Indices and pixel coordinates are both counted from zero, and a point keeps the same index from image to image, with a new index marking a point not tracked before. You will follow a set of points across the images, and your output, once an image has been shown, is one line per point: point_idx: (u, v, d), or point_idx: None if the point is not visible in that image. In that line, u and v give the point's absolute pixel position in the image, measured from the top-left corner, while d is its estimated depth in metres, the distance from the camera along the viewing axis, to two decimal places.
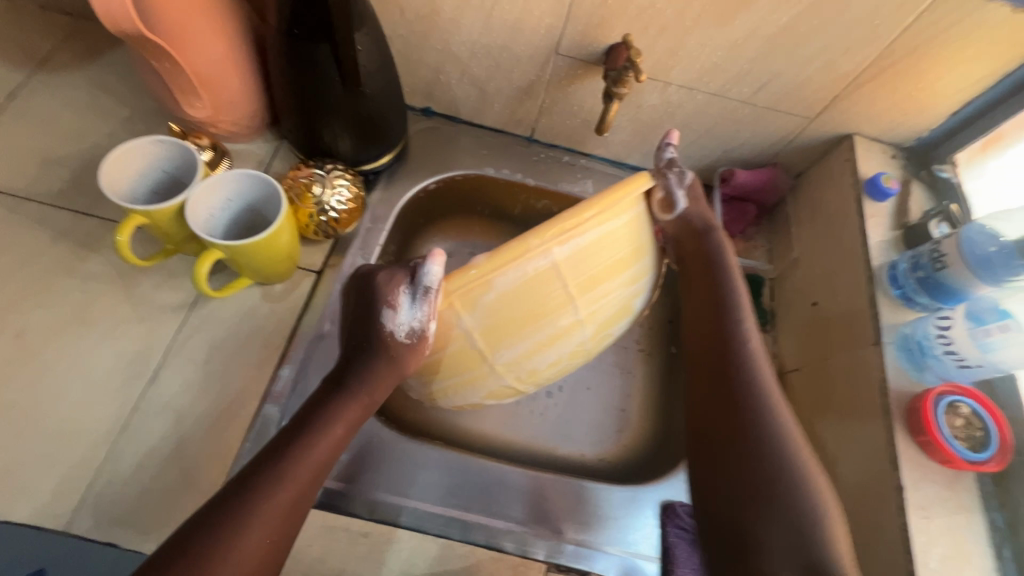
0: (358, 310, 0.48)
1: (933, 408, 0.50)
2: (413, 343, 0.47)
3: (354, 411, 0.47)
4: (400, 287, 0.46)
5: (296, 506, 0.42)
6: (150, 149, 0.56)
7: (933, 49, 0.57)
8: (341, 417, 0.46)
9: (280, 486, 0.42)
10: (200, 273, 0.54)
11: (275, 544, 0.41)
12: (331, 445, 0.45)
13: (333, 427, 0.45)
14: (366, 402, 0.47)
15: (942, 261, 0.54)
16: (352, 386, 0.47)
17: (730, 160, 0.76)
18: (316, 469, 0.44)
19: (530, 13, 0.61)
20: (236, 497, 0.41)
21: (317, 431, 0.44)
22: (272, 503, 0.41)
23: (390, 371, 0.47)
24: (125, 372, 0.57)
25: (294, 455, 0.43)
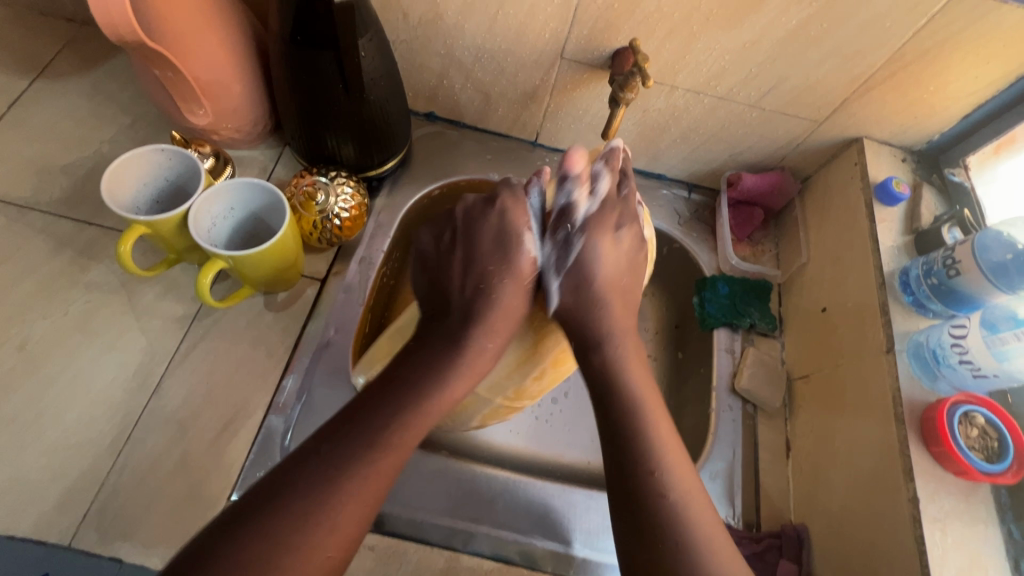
0: (464, 256, 0.51)
1: (947, 418, 0.49)
2: (545, 265, 0.51)
3: (464, 367, 0.47)
4: (527, 209, 0.51)
5: (397, 462, 0.44)
6: (152, 158, 0.55)
7: (946, 52, 0.56)
8: (452, 379, 0.47)
9: (385, 445, 0.43)
10: (203, 283, 0.53)
11: (382, 488, 0.42)
12: (439, 399, 0.46)
13: (445, 388, 0.46)
14: (476, 366, 0.48)
15: (956, 268, 0.53)
16: (463, 343, 0.48)
17: (737, 164, 0.75)
18: (426, 429, 0.46)
19: (536, 17, 0.61)
20: (344, 444, 0.42)
21: (421, 396, 0.46)
22: (376, 464, 0.42)
23: (503, 321, 0.49)
24: (128, 382, 0.56)
25: (406, 416, 0.45)
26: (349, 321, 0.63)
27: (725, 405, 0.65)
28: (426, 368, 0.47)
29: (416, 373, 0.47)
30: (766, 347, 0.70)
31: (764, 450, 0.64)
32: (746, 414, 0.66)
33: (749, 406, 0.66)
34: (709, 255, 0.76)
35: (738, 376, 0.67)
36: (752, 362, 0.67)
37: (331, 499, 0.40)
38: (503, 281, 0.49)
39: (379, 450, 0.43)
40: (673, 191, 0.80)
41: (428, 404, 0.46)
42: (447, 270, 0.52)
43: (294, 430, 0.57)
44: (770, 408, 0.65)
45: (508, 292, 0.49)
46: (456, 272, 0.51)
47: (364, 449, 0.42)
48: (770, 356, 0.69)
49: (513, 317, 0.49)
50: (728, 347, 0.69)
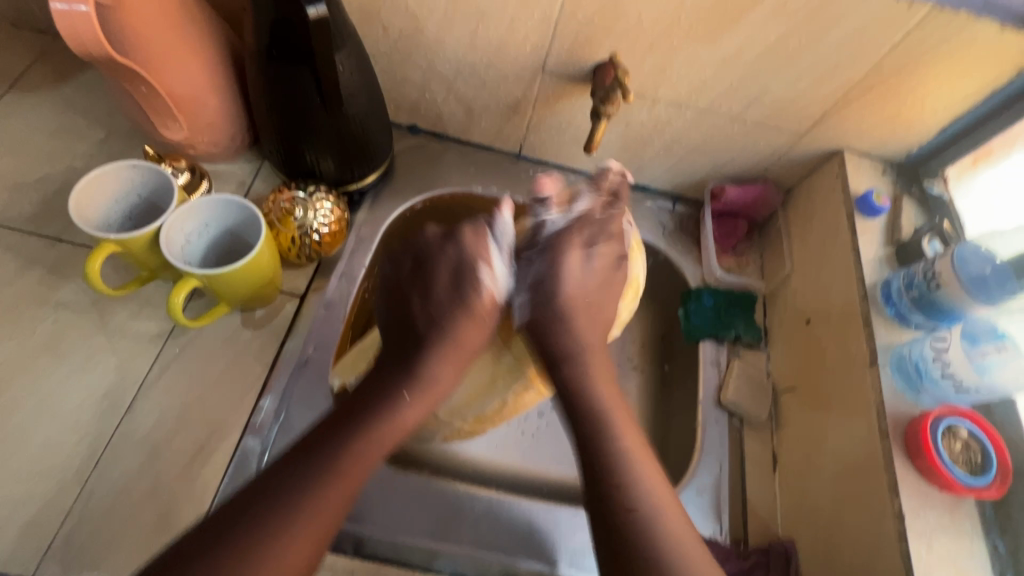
0: (422, 288, 0.49)
1: (931, 432, 0.49)
2: (503, 301, 0.50)
3: (417, 401, 0.46)
4: (486, 241, 0.50)
5: (347, 500, 0.42)
6: (125, 174, 0.54)
7: (922, 66, 0.56)
8: (405, 405, 0.46)
9: (338, 473, 0.42)
10: (175, 304, 0.52)
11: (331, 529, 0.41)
12: (387, 437, 0.45)
13: (396, 414, 0.45)
14: (430, 392, 0.47)
15: (937, 281, 0.53)
16: (415, 371, 0.47)
17: (721, 176, 0.75)
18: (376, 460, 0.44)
19: (516, 31, 0.60)
20: (302, 470, 0.41)
21: (375, 423, 0.44)
22: (327, 493, 0.41)
23: (455, 355, 0.48)
24: (98, 404, 0.55)
25: (357, 445, 0.43)
26: (329, 338, 0.62)
27: (711, 419, 0.65)
28: (379, 402, 0.46)
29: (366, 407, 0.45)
30: (751, 359, 0.70)
31: (751, 464, 0.63)
32: (733, 428, 0.65)
33: (735, 420, 0.66)
34: (693, 267, 0.76)
35: (723, 389, 0.66)
36: (738, 375, 0.67)
37: (281, 532, 0.39)
38: (458, 317, 0.48)
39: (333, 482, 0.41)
40: (657, 203, 0.79)
41: (382, 434, 0.44)
42: (406, 298, 0.50)
43: (271, 451, 0.55)
44: (757, 420, 0.65)
45: (460, 329, 0.48)
46: (416, 302, 0.49)
47: (316, 477, 0.41)
48: (756, 368, 0.69)
49: (462, 353, 0.48)
50: (714, 360, 0.69)
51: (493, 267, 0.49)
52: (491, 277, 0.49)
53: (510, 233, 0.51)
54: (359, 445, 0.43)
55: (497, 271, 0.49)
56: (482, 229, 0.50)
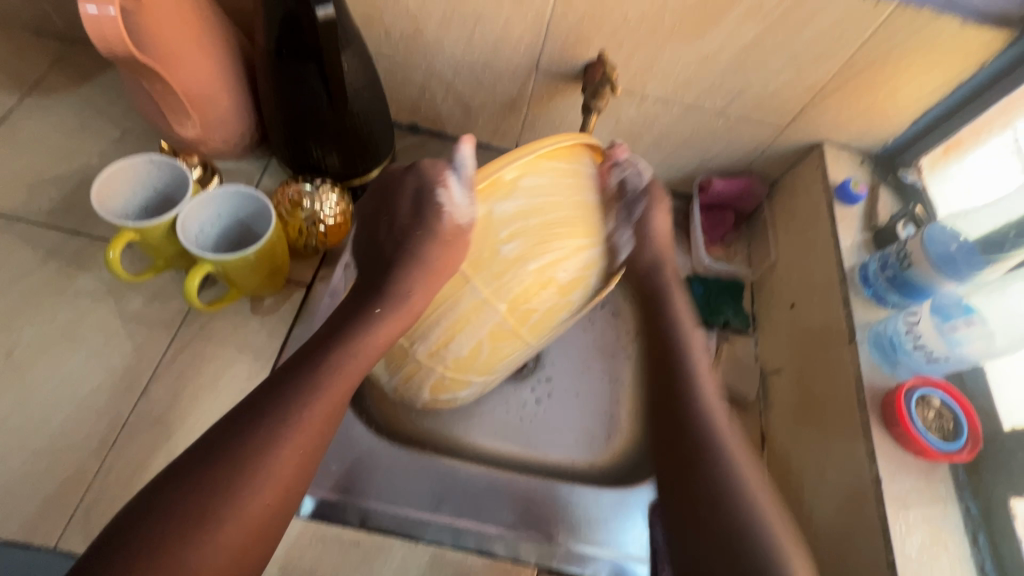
0: (389, 215, 0.51)
1: (904, 401, 0.52)
2: (465, 222, 0.45)
3: (392, 316, 0.47)
4: (446, 172, 0.48)
5: (328, 414, 0.43)
6: (142, 168, 0.57)
7: (892, 61, 0.60)
8: (379, 325, 0.47)
9: (314, 395, 0.43)
10: (190, 288, 0.54)
11: (315, 442, 0.42)
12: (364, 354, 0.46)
13: (370, 333, 0.46)
14: (403, 311, 0.47)
15: (909, 260, 0.56)
16: (387, 291, 0.48)
17: (708, 169, 0.79)
18: (354, 378, 0.45)
19: (510, 32, 0.64)
20: (281, 391, 0.42)
21: (350, 342, 0.46)
22: (304, 415, 0.42)
23: (424, 275, 0.46)
24: (115, 386, 0.57)
25: (329, 366, 0.44)
26: None
27: None
28: (352, 325, 0.47)
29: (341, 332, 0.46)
30: (740, 343, 0.73)
31: None
32: None
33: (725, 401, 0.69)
34: (683, 257, 0.79)
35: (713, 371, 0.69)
36: (726, 358, 0.70)
37: (261, 453, 0.40)
38: (422, 237, 0.48)
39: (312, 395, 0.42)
40: None
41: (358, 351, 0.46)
42: (378, 225, 0.52)
43: None
44: (745, 401, 0.68)
45: (425, 248, 0.47)
46: (385, 229, 0.51)
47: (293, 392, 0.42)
48: (744, 352, 0.72)
49: (431, 273, 0.46)
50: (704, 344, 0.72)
51: (451, 189, 0.47)
52: (448, 197, 0.47)
53: (470, 163, 0.46)
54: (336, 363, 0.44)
55: (456, 195, 0.46)
56: (442, 163, 0.49)
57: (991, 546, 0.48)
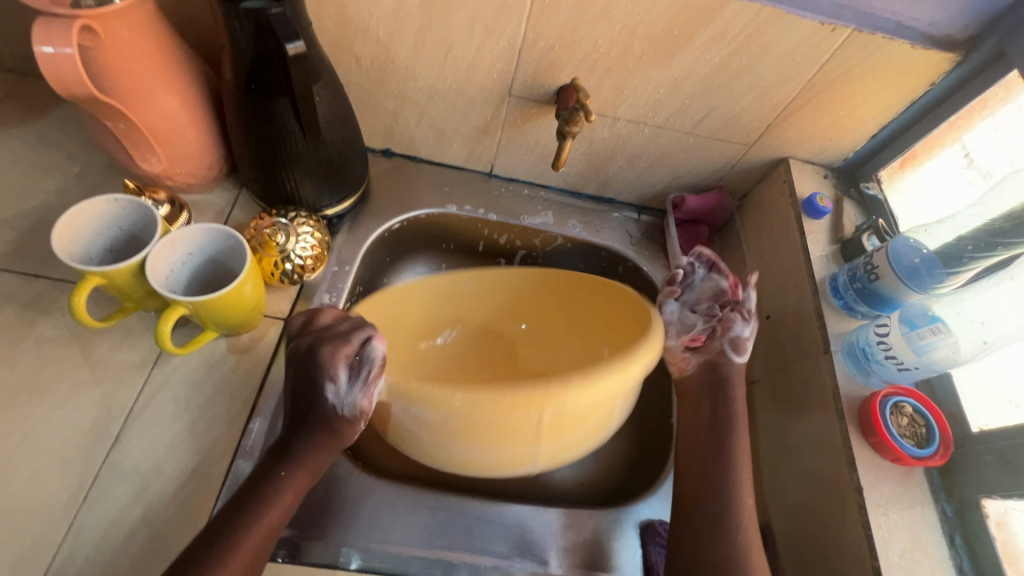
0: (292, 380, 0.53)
1: (880, 410, 0.54)
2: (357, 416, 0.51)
3: (304, 476, 0.50)
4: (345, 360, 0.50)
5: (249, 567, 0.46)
6: (106, 208, 0.55)
7: (849, 82, 0.63)
8: (286, 484, 0.49)
9: (236, 549, 0.45)
10: (163, 331, 0.52)
11: None
12: (274, 517, 0.48)
13: (281, 489, 0.49)
14: (310, 470, 0.50)
15: (876, 273, 0.58)
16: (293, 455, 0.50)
17: (679, 187, 0.81)
18: (269, 531, 0.47)
19: (482, 59, 0.64)
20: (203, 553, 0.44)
21: (266, 496, 0.48)
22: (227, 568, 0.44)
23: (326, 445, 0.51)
24: (84, 438, 0.55)
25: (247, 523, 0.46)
26: None
27: None
28: (262, 492, 0.48)
29: (252, 500, 0.48)
30: None
31: None
32: None
33: None
34: (662, 273, 0.81)
35: None
36: None
37: None
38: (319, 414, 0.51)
39: (230, 563, 0.44)
40: (623, 213, 0.85)
41: (274, 509, 0.48)
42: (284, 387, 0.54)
43: None
44: None
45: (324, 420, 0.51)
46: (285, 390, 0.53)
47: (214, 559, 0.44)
48: None
49: (333, 445, 0.51)
50: None
51: (340, 382, 0.50)
52: (336, 393, 0.50)
53: (377, 361, 0.50)
54: (247, 531, 0.46)
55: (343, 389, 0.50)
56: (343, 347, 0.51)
57: (968, 545, 0.51)
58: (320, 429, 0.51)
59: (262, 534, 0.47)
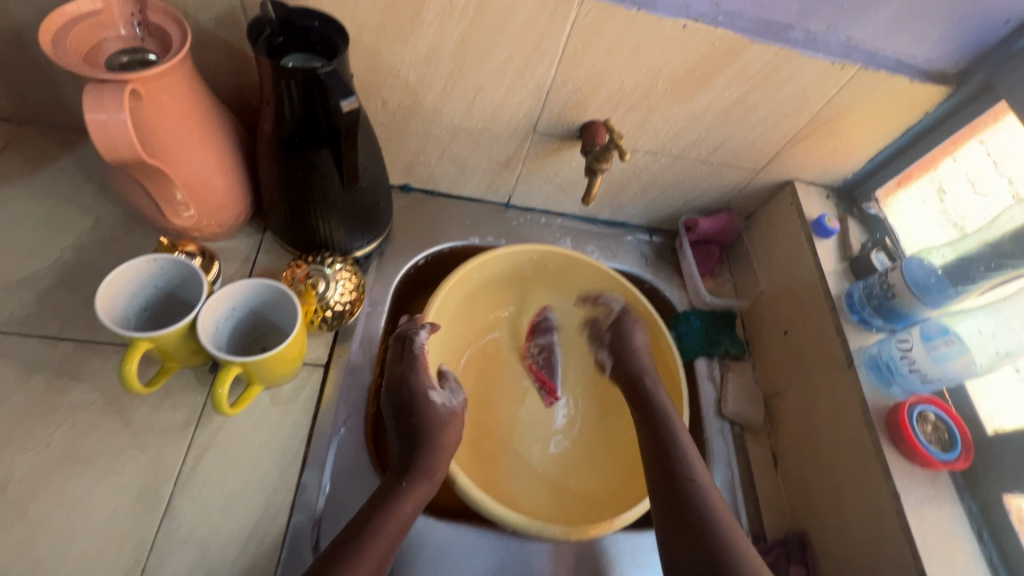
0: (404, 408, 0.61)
1: (908, 419, 0.58)
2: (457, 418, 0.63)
3: (420, 488, 0.56)
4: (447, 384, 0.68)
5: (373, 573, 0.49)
6: (144, 269, 0.54)
7: (851, 115, 0.67)
8: (409, 491, 0.55)
9: (371, 543, 0.50)
10: (220, 394, 0.51)
11: None
12: (403, 515, 0.53)
13: (404, 496, 0.54)
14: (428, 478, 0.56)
15: (892, 291, 0.63)
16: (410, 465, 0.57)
17: (691, 210, 0.84)
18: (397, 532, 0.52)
19: (510, 100, 0.66)
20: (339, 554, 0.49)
21: (390, 500, 0.53)
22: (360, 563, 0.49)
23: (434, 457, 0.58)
24: (135, 507, 0.53)
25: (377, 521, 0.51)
26: (359, 405, 0.64)
27: (716, 429, 0.73)
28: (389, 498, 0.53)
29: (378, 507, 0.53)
30: (740, 370, 0.78)
31: (756, 465, 0.71)
32: (735, 435, 0.73)
33: (736, 427, 0.74)
34: (680, 293, 0.84)
35: (723, 401, 0.74)
36: (733, 387, 0.75)
37: None
38: (427, 429, 0.60)
39: (369, 558, 0.49)
40: (636, 236, 0.88)
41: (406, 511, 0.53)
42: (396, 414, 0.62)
43: (322, 529, 0.57)
44: (755, 426, 0.74)
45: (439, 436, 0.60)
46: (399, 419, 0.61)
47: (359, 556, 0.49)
48: (745, 378, 0.77)
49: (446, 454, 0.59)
50: (709, 375, 0.77)
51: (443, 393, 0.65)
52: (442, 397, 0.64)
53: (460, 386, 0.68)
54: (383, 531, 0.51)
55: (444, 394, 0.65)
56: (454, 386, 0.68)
57: (995, 540, 0.56)
58: (432, 444, 0.59)
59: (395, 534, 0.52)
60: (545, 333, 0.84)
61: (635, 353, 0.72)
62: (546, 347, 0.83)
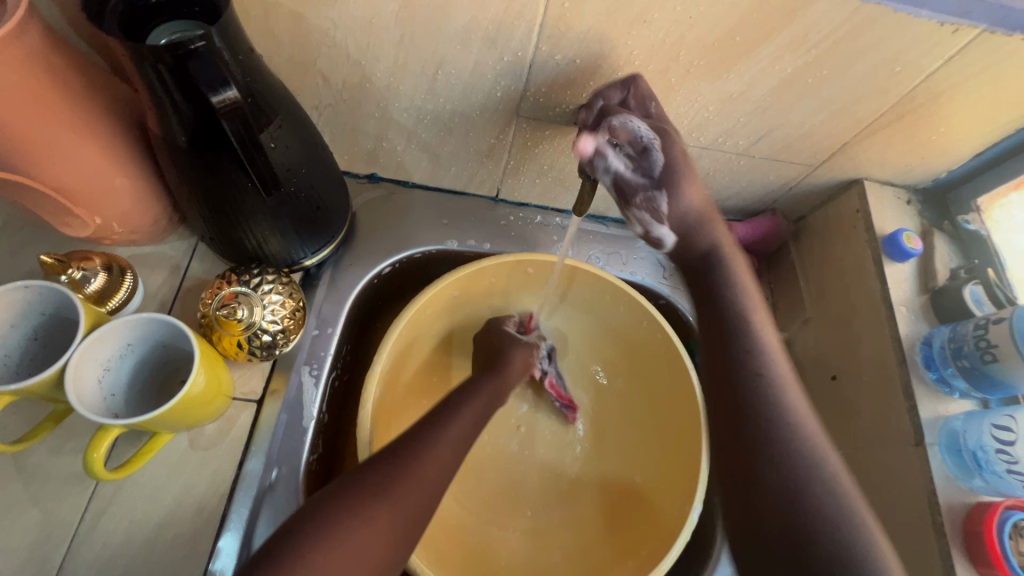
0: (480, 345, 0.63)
1: (998, 534, 0.43)
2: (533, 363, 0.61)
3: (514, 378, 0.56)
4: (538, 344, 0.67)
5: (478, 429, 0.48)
6: (17, 295, 0.44)
7: (959, 95, 0.48)
8: (504, 379, 0.55)
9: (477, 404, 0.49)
10: (94, 458, 0.41)
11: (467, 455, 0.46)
12: (497, 395, 0.52)
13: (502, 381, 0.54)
14: (513, 375, 0.56)
15: (992, 353, 0.46)
16: (501, 365, 0.57)
17: (723, 211, 0.67)
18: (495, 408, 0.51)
19: (482, 76, 0.50)
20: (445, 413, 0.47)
21: (491, 380, 0.54)
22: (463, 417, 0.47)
23: (519, 370, 0.58)
24: (22, 572, 0.46)
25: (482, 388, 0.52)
26: (294, 452, 0.54)
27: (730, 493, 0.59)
28: (486, 381, 0.53)
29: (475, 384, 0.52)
30: None
31: None
32: None
33: None
34: None
35: None
36: None
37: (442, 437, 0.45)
38: (517, 348, 0.60)
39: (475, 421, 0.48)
40: None
41: (399, 506, 0.40)
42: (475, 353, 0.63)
43: None
44: None
45: (521, 357, 0.59)
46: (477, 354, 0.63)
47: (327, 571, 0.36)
48: None
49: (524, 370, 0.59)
50: None
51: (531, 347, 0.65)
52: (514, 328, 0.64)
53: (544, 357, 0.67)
54: (360, 535, 0.38)
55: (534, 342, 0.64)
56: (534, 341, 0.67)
57: None
58: (518, 360, 0.59)
59: (393, 530, 0.40)
60: (550, 339, 0.68)
61: (683, 207, 0.51)
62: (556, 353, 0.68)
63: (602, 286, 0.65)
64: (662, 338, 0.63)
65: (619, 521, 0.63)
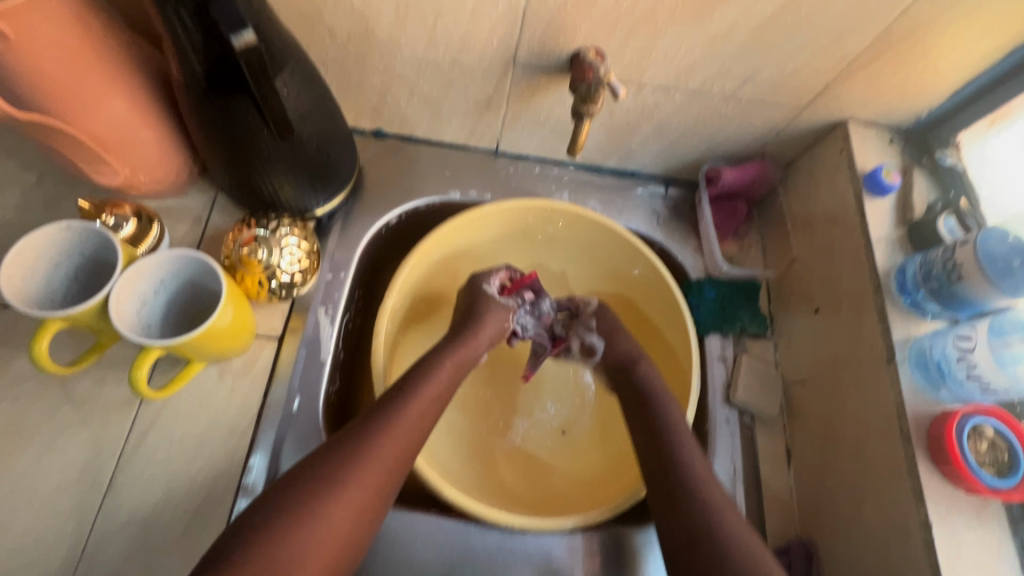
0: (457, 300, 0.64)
1: (957, 435, 0.47)
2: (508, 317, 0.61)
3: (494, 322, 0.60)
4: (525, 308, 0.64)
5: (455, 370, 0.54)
6: (58, 237, 0.49)
7: (935, 30, 0.50)
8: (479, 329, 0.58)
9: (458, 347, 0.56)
10: (139, 377, 0.47)
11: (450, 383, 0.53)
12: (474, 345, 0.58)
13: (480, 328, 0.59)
14: (492, 324, 0.60)
15: (958, 273, 0.50)
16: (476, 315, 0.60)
17: (715, 158, 0.70)
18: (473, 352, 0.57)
19: (480, 25, 0.53)
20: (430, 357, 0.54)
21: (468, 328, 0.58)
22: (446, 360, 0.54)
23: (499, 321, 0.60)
24: (76, 486, 0.52)
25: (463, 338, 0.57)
26: (313, 383, 0.59)
27: (720, 419, 0.63)
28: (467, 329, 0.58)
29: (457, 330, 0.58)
30: (758, 351, 0.67)
31: (765, 461, 0.62)
32: (744, 425, 0.63)
33: (746, 417, 0.63)
34: (695, 257, 0.72)
35: (732, 387, 0.64)
36: (745, 371, 0.64)
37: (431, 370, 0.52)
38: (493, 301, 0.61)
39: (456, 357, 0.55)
40: (649, 188, 0.75)
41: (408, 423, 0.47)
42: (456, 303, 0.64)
43: None
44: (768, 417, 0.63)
45: (497, 311, 0.60)
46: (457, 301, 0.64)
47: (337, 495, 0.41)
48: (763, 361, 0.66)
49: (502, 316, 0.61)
50: (721, 355, 0.66)
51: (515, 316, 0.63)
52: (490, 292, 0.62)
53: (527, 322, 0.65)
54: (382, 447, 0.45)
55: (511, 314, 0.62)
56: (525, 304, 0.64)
57: None
58: (497, 311, 0.60)
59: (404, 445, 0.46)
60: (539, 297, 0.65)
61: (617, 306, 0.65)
62: (585, 324, 0.64)
63: (598, 232, 0.69)
64: (655, 279, 0.67)
65: (615, 444, 0.67)
